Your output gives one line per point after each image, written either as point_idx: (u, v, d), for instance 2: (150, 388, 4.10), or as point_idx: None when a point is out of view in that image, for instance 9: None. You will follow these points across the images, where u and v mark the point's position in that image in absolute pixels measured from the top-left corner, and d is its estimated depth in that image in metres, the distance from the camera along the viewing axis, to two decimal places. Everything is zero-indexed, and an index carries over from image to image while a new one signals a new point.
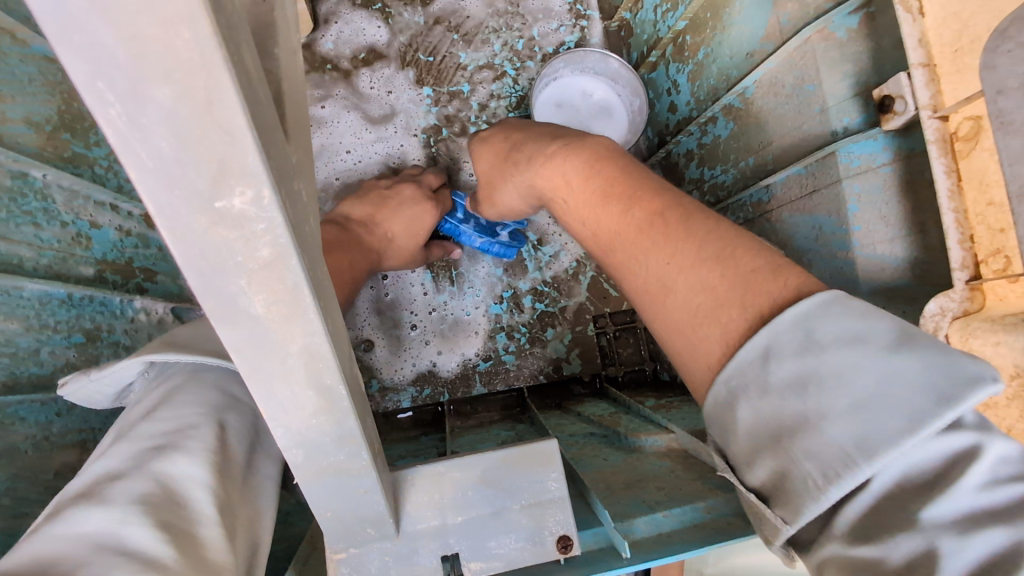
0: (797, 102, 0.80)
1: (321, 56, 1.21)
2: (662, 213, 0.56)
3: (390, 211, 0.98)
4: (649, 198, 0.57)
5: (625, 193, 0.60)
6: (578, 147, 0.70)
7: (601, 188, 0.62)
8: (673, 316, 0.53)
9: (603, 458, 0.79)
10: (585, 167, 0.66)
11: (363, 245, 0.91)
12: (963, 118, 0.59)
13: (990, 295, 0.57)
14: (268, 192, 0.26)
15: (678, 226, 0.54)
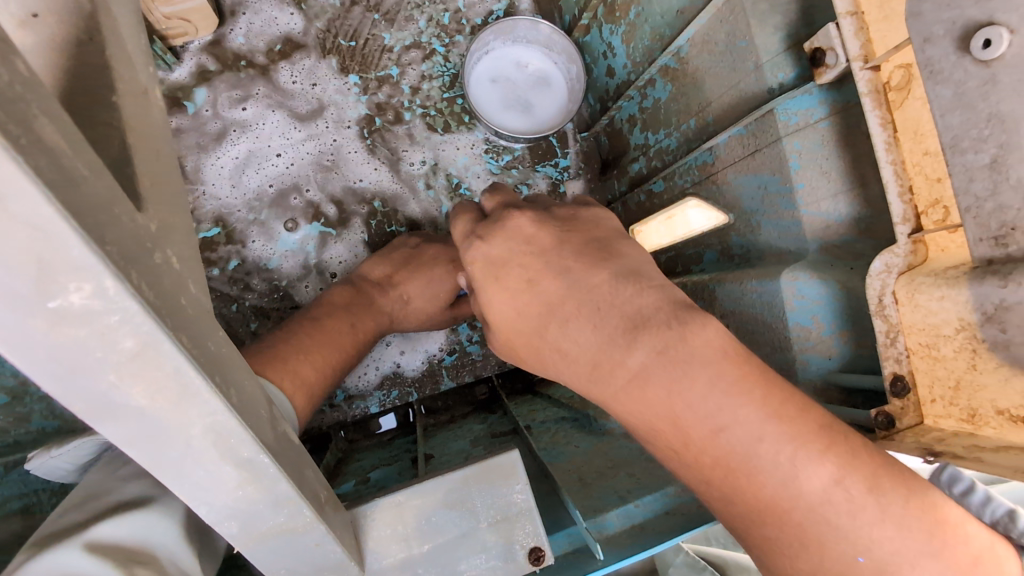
0: (732, 59, 0.77)
1: (233, 52, 1.12)
2: (734, 400, 0.45)
3: (410, 272, 1.01)
4: (780, 409, 0.45)
5: (729, 381, 0.46)
6: (585, 286, 0.53)
7: (641, 364, 0.48)
8: (833, 562, 0.42)
9: (575, 446, 0.79)
10: (616, 328, 0.51)
11: (372, 307, 0.97)
12: (894, 67, 0.58)
13: (933, 246, 0.57)
14: (113, 283, 0.24)
15: (763, 411, 0.44)
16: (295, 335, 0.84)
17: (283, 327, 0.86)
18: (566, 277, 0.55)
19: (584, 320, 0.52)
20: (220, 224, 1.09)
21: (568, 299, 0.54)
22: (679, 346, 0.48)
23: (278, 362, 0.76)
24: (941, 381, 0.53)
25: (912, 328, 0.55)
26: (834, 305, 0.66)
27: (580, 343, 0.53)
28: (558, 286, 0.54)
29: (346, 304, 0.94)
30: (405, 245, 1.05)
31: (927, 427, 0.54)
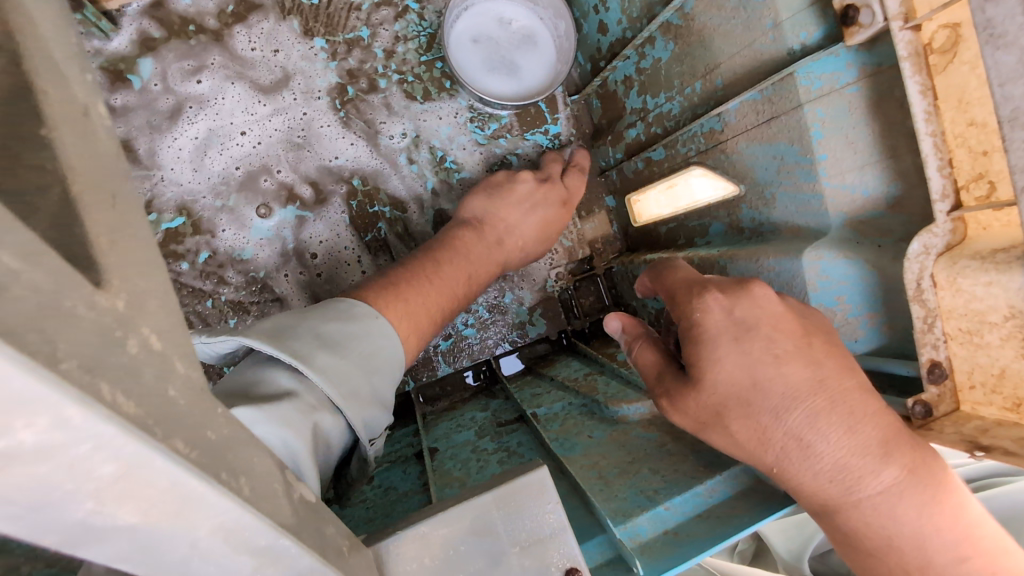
0: (745, 16, 0.71)
1: (178, 16, 0.99)
2: (839, 401, 0.50)
3: (520, 210, 1.00)
4: (852, 401, 0.50)
5: (812, 383, 0.51)
6: (749, 302, 0.54)
7: (767, 373, 0.51)
8: (863, 517, 0.50)
9: (587, 436, 0.77)
10: (765, 351, 0.52)
11: (493, 252, 0.98)
12: (938, 27, 0.52)
13: (973, 224, 0.53)
14: (76, 410, 0.19)
15: (853, 408, 0.50)
16: (416, 278, 0.84)
17: (405, 262, 0.88)
18: (730, 297, 0.54)
19: (733, 341, 0.52)
20: (185, 213, 1.00)
21: (731, 327, 0.53)
22: (820, 362, 0.51)
23: (396, 299, 0.78)
24: (982, 367, 0.51)
25: (952, 312, 0.52)
26: (862, 284, 0.62)
27: (730, 371, 0.52)
28: (720, 303, 0.54)
29: (465, 248, 0.94)
30: (518, 185, 1.01)
31: (965, 414, 0.52)
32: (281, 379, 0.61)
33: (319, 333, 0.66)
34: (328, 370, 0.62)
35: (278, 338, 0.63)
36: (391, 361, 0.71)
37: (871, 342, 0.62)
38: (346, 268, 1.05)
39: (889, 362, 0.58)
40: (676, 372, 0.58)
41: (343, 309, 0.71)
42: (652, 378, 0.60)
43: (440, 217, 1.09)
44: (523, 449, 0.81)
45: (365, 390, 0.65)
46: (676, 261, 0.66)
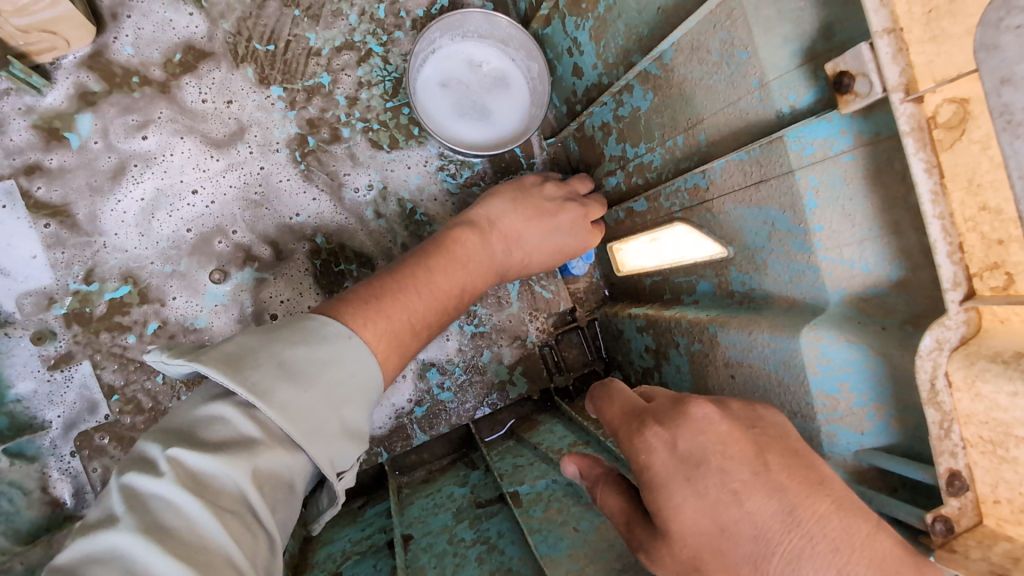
0: (729, 72, 0.65)
1: (120, 67, 0.92)
2: (817, 536, 0.45)
3: (541, 228, 0.90)
4: (827, 534, 0.45)
5: (779, 517, 0.46)
6: (691, 431, 0.53)
7: (731, 514, 0.48)
8: None
9: (573, 528, 0.70)
10: (721, 488, 0.49)
11: (494, 257, 0.88)
12: (943, 100, 0.47)
13: (988, 316, 0.48)
14: None
15: (836, 542, 0.44)
16: (403, 288, 0.73)
17: (393, 268, 0.76)
18: (670, 429, 0.54)
19: (685, 481, 0.51)
20: (131, 281, 0.93)
21: (679, 466, 0.52)
22: (783, 487, 0.47)
23: (377, 316, 0.67)
24: (1008, 484, 0.45)
25: (971, 418, 0.47)
26: (866, 371, 0.56)
27: (693, 520, 0.49)
28: (661, 437, 0.54)
29: (463, 257, 0.82)
30: (539, 194, 0.93)
31: (990, 530, 0.47)
32: (236, 420, 0.54)
33: (281, 359, 0.57)
34: (289, 407, 0.55)
35: (234, 365, 0.56)
36: (366, 381, 0.62)
37: (879, 437, 0.56)
38: None
39: (900, 464, 0.53)
40: (643, 520, 0.55)
41: (314, 328, 0.61)
42: (620, 526, 0.57)
43: None
44: (503, 542, 0.74)
45: (332, 426, 0.58)
46: (618, 382, 0.65)
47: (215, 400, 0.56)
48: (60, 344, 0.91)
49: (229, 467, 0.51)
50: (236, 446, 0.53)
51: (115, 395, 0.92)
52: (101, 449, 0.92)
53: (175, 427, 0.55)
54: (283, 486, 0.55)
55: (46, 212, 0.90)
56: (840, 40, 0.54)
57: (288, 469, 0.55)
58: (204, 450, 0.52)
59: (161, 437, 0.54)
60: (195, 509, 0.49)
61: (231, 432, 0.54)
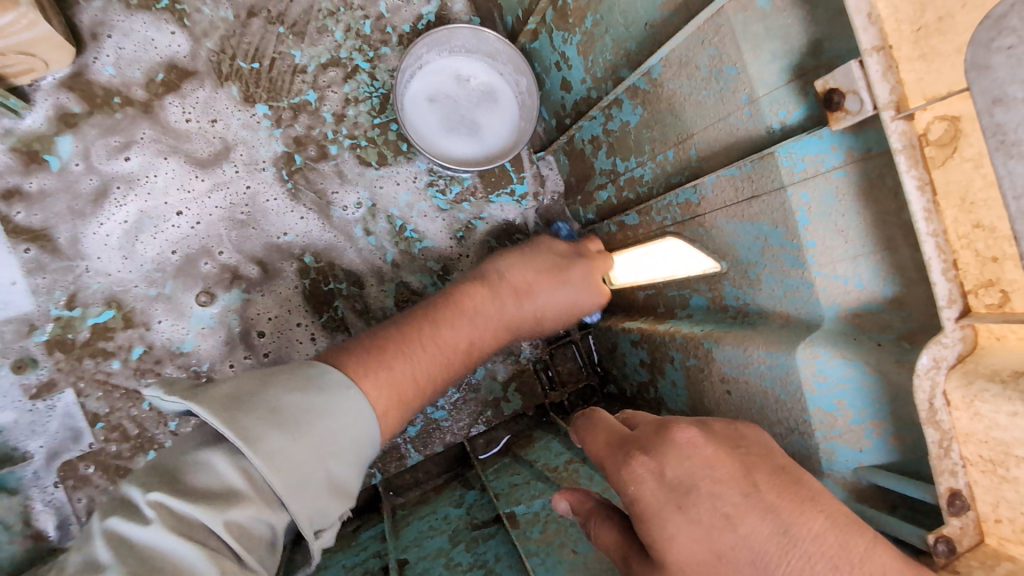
0: (718, 88, 0.65)
1: (101, 87, 0.91)
2: (815, 554, 0.44)
3: (553, 284, 0.87)
4: (823, 551, 0.44)
5: (777, 541, 0.45)
6: (677, 456, 0.51)
7: (727, 539, 0.47)
8: None
9: (572, 551, 0.69)
10: (713, 513, 0.48)
11: (507, 305, 0.83)
12: (934, 117, 0.47)
13: (984, 333, 0.47)
14: None
15: (835, 560, 0.43)
16: (404, 338, 0.71)
17: (398, 322, 0.74)
18: (657, 456, 0.52)
19: (677, 510, 0.49)
20: (114, 305, 0.91)
21: (669, 494, 0.49)
22: (775, 508, 0.47)
23: (379, 368, 0.65)
24: (1010, 503, 0.45)
25: (970, 437, 0.47)
26: (863, 388, 0.56)
27: (690, 550, 0.47)
28: (648, 466, 0.52)
29: (471, 311, 0.79)
30: (551, 250, 0.91)
31: (992, 549, 0.46)
32: (220, 466, 0.53)
33: (275, 405, 0.56)
34: (276, 457, 0.53)
35: (231, 407, 0.54)
36: (361, 439, 0.60)
37: (878, 455, 0.56)
38: (297, 347, 0.96)
39: (900, 483, 0.52)
40: (639, 554, 0.53)
41: (313, 375, 0.60)
42: (618, 560, 0.54)
43: (403, 290, 1.01)
44: (500, 566, 0.72)
45: (317, 479, 0.56)
46: (600, 410, 0.63)
47: (208, 444, 0.54)
48: (41, 372, 0.89)
49: (208, 517, 0.50)
50: (219, 500, 0.51)
51: (99, 423, 0.90)
52: (85, 479, 0.89)
53: (165, 467, 0.53)
54: (262, 540, 0.53)
55: (25, 236, 0.88)
56: (828, 56, 0.54)
57: (267, 522, 0.53)
58: (188, 499, 0.50)
59: (144, 478, 0.53)
60: (187, 555, 0.48)
61: (214, 479, 0.52)
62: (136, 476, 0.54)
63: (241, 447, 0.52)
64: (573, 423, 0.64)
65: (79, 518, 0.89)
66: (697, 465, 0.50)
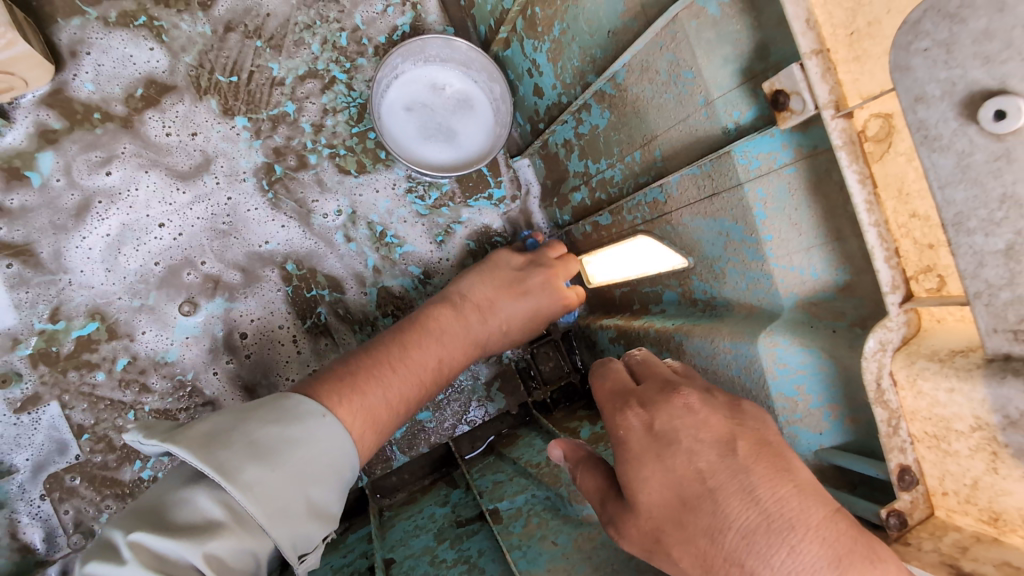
0: (677, 91, 0.68)
1: (81, 104, 0.92)
2: (774, 513, 0.45)
3: (511, 298, 0.90)
4: (782, 513, 0.45)
5: (740, 495, 0.47)
6: (669, 414, 0.54)
7: (694, 489, 0.49)
8: None
9: (552, 542, 0.71)
10: (688, 465, 0.50)
11: (471, 328, 0.86)
12: (870, 115, 0.50)
13: (926, 316, 0.50)
14: None
15: (793, 520, 0.44)
16: (375, 364, 0.73)
17: (367, 350, 0.76)
18: (652, 410, 0.55)
19: (657, 457, 0.52)
20: (98, 317, 0.92)
21: (652, 443, 0.52)
22: (746, 469, 0.48)
23: (351, 396, 0.67)
24: (954, 475, 0.47)
25: (916, 415, 0.49)
26: (820, 374, 0.59)
27: (659, 493, 0.50)
28: (641, 417, 0.55)
29: (438, 332, 0.82)
30: (508, 265, 0.93)
31: (941, 521, 0.49)
32: (202, 503, 0.54)
33: (253, 439, 0.58)
34: (255, 488, 0.55)
35: (208, 445, 0.56)
36: (338, 461, 0.62)
37: (836, 436, 0.59)
38: (279, 349, 0.98)
39: (857, 462, 0.55)
40: (615, 496, 0.55)
41: (287, 408, 0.62)
42: (596, 504, 0.57)
43: (384, 295, 1.03)
44: (483, 561, 0.74)
45: (298, 507, 0.58)
46: (616, 361, 0.65)
47: (190, 484, 0.56)
48: (25, 386, 0.89)
49: (187, 550, 0.51)
50: (200, 534, 0.52)
51: (85, 435, 0.91)
52: (71, 491, 0.90)
53: (150, 508, 0.55)
54: (244, 571, 0.54)
55: (7, 252, 0.89)
56: (775, 59, 0.57)
57: (248, 551, 0.54)
58: (171, 535, 0.52)
59: (127, 521, 0.54)
60: None
61: (197, 515, 0.54)
62: (120, 517, 0.56)
63: (220, 482, 0.53)
64: (560, 442, 0.67)
65: (66, 530, 0.89)
66: (685, 425, 0.52)
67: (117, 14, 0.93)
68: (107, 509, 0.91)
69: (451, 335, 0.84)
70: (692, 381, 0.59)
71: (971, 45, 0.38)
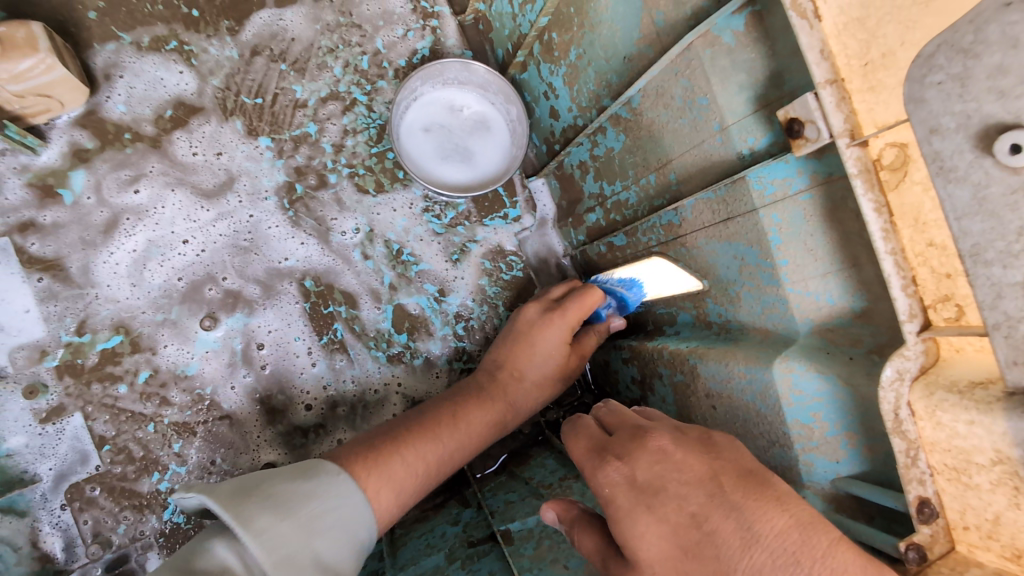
0: (692, 116, 0.69)
1: (113, 124, 0.96)
2: (776, 550, 0.44)
3: (534, 363, 0.90)
4: (783, 548, 0.44)
5: (741, 536, 0.46)
6: (647, 462, 0.53)
7: (692, 536, 0.48)
8: None
9: (563, 566, 0.71)
10: (680, 512, 0.49)
11: (490, 392, 0.88)
12: (885, 144, 0.50)
13: (945, 346, 0.50)
14: None
15: (796, 555, 0.44)
16: (409, 437, 0.77)
17: (403, 421, 0.80)
18: (631, 460, 0.54)
19: (647, 509, 0.50)
20: (122, 330, 0.95)
21: (639, 496, 0.51)
22: (739, 506, 0.47)
23: (377, 465, 0.72)
24: (975, 510, 0.46)
25: (935, 446, 0.49)
26: (836, 401, 0.59)
27: (657, 548, 0.49)
28: (621, 471, 0.54)
29: (465, 407, 0.85)
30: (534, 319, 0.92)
31: (962, 556, 0.48)
32: (222, 551, 0.56)
33: (272, 490, 0.62)
34: (266, 533, 0.58)
35: (235, 496, 0.61)
36: (349, 518, 0.65)
37: (854, 465, 0.58)
38: (295, 360, 0.99)
39: (874, 492, 0.54)
40: (618, 555, 0.54)
41: (309, 466, 0.68)
42: (598, 565, 0.56)
43: (399, 312, 1.04)
44: None
45: (304, 559, 0.58)
46: (584, 415, 0.63)
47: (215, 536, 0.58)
48: (51, 397, 0.92)
49: None
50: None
51: (106, 446, 0.93)
52: (91, 501, 0.92)
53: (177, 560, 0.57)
54: None
55: (39, 266, 0.93)
56: (790, 87, 0.57)
57: None
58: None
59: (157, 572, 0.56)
60: None
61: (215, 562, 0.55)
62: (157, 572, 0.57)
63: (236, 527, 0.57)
64: (547, 505, 0.64)
65: (85, 540, 0.91)
66: (667, 471, 0.52)
67: (150, 39, 0.97)
68: (125, 520, 0.92)
69: (477, 411, 0.85)
70: (659, 423, 0.59)
71: (985, 80, 0.38)
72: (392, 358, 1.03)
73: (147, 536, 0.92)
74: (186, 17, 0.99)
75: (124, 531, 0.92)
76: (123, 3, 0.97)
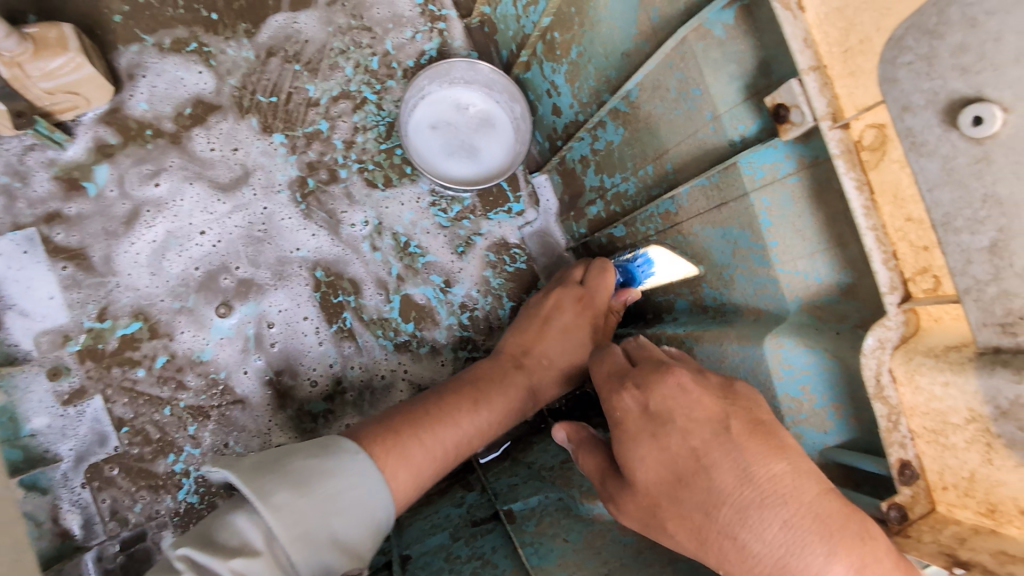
0: (686, 107, 0.72)
1: (135, 121, 1.01)
2: (766, 490, 0.47)
3: (549, 338, 0.94)
4: (773, 490, 0.47)
5: (735, 476, 0.49)
6: (662, 393, 0.55)
7: (688, 467, 0.51)
8: None
9: (563, 540, 0.74)
10: (682, 444, 0.52)
11: (512, 376, 0.90)
12: (866, 126, 0.53)
13: (924, 316, 0.52)
14: None
15: (785, 497, 0.46)
16: (420, 421, 0.78)
17: (421, 403, 0.81)
18: (646, 390, 0.56)
19: (651, 436, 0.54)
20: (141, 317, 0.99)
21: (648, 423, 0.54)
22: (740, 447, 0.49)
23: (400, 447, 0.73)
24: (951, 469, 0.49)
25: (915, 410, 0.51)
26: (824, 373, 0.61)
27: (653, 470, 0.53)
28: (637, 398, 0.56)
29: (483, 393, 0.86)
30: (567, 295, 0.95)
31: (942, 516, 0.50)
32: (241, 524, 0.60)
33: (289, 467, 0.65)
34: (284, 509, 0.61)
35: (257, 467, 0.64)
36: (368, 499, 0.67)
37: (840, 435, 0.61)
38: (303, 340, 1.03)
39: (861, 459, 0.57)
40: (616, 472, 0.58)
41: (327, 442, 0.70)
42: (596, 482, 0.60)
43: (406, 301, 1.07)
44: (497, 558, 0.75)
45: (321, 535, 0.62)
46: (614, 345, 0.66)
47: (235, 507, 0.62)
48: (73, 380, 0.96)
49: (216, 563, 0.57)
50: (231, 554, 0.58)
51: (124, 428, 0.97)
52: (110, 481, 0.95)
53: (202, 527, 0.61)
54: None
55: (64, 256, 0.97)
56: (777, 76, 0.61)
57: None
58: (212, 551, 0.58)
59: (189, 536, 0.60)
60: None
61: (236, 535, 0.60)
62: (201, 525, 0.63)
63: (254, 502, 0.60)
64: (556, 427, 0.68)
65: (103, 518, 0.94)
66: (679, 408, 0.53)
67: (172, 41, 1.02)
68: (141, 500, 0.96)
69: (496, 399, 0.86)
70: (686, 361, 0.59)
71: (949, 58, 0.42)
72: (399, 347, 1.06)
73: (162, 516, 0.96)
74: (205, 20, 1.03)
75: (141, 510, 0.96)
76: (147, 7, 1.02)
